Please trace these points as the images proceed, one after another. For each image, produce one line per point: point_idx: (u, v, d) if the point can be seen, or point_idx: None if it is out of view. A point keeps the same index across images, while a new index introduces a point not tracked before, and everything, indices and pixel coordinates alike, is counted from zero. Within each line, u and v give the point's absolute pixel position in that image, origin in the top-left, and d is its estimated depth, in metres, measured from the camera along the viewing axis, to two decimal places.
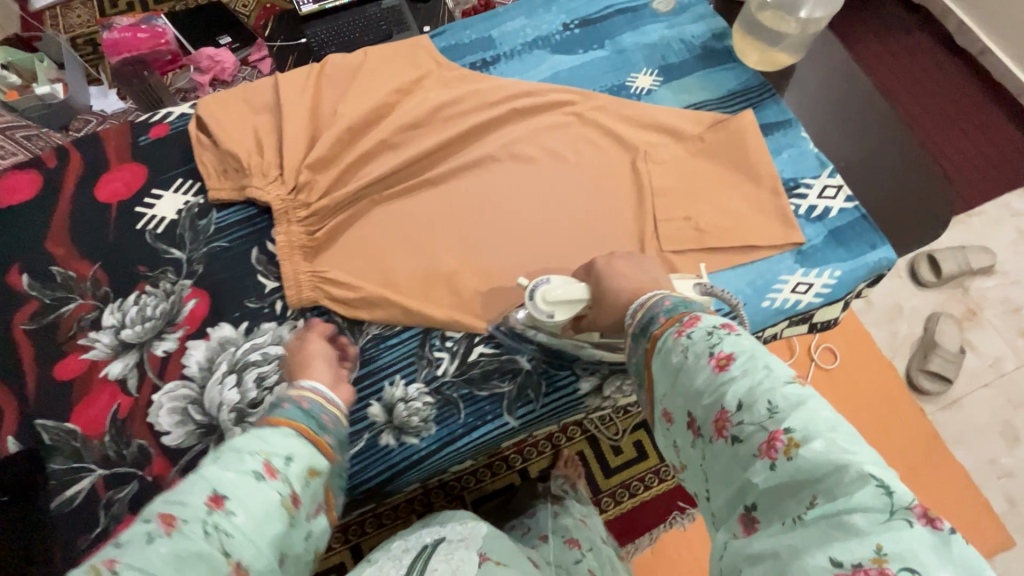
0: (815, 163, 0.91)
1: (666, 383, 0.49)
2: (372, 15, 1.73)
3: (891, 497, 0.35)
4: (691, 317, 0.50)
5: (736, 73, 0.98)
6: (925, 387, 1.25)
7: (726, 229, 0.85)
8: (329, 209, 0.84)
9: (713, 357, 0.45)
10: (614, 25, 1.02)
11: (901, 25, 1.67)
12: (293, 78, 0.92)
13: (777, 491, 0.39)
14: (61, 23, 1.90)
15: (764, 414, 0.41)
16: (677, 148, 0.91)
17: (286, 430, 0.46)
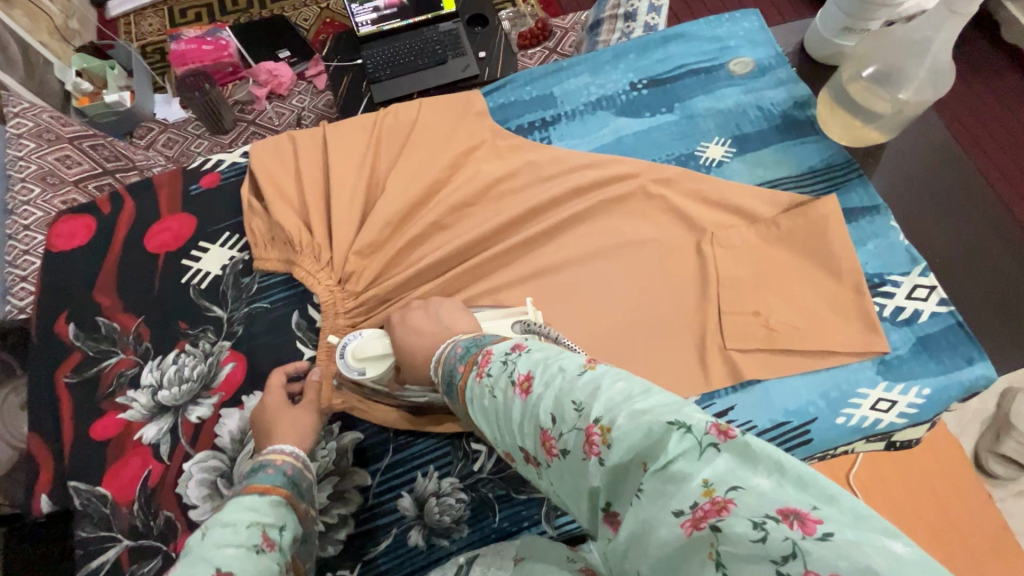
0: (906, 258, 0.81)
1: (495, 426, 0.47)
2: (429, 38, 1.68)
3: (692, 432, 0.33)
4: (484, 355, 0.50)
5: (819, 147, 0.89)
6: (995, 471, 1.21)
7: (801, 329, 0.77)
8: (377, 299, 0.80)
9: (516, 386, 0.45)
10: (686, 87, 0.95)
11: (995, 69, 1.52)
12: (350, 137, 0.90)
13: (615, 481, 0.36)
14: (134, 31, 1.97)
15: (573, 416, 0.39)
16: (747, 230, 0.83)
17: (272, 496, 0.52)
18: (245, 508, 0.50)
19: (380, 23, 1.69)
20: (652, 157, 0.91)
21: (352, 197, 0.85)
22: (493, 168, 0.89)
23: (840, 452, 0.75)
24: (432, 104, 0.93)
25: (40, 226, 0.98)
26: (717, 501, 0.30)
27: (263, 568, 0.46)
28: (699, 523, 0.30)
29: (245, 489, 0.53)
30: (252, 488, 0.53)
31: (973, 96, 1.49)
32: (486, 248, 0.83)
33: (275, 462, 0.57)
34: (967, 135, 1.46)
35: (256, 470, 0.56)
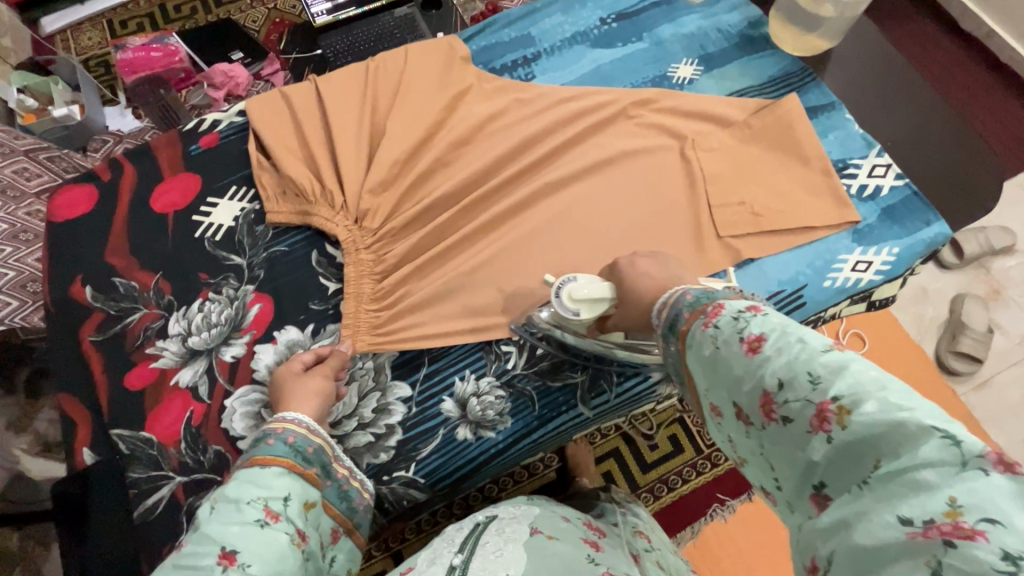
0: (862, 143, 0.92)
1: (707, 375, 0.45)
2: (386, 24, 1.74)
3: (959, 446, 0.31)
4: (715, 306, 0.45)
5: (774, 60, 0.99)
6: (955, 367, 1.36)
7: (782, 213, 0.85)
8: (395, 231, 0.83)
9: (744, 341, 0.41)
10: (651, 19, 1.03)
11: (904, 13, 1.70)
12: (344, 86, 0.93)
13: (838, 462, 0.35)
14: (74, 46, 1.93)
15: (807, 387, 0.37)
16: (723, 135, 0.92)
17: (276, 467, 0.55)
18: (245, 483, 0.52)
19: (336, 13, 1.76)
20: (630, 81, 0.97)
21: (357, 143, 0.88)
22: (484, 107, 0.94)
23: (829, 315, 0.84)
24: (417, 49, 0.97)
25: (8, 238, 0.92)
26: (964, 525, 0.29)
27: (267, 539, 0.48)
28: (931, 534, 0.30)
29: (249, 463, 0.55)
30: (252, 462, 0.55)
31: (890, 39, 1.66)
32: (487, 175, 0.88)
33: (277, 431, 0.59)
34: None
35: (259, 442, 0.58)
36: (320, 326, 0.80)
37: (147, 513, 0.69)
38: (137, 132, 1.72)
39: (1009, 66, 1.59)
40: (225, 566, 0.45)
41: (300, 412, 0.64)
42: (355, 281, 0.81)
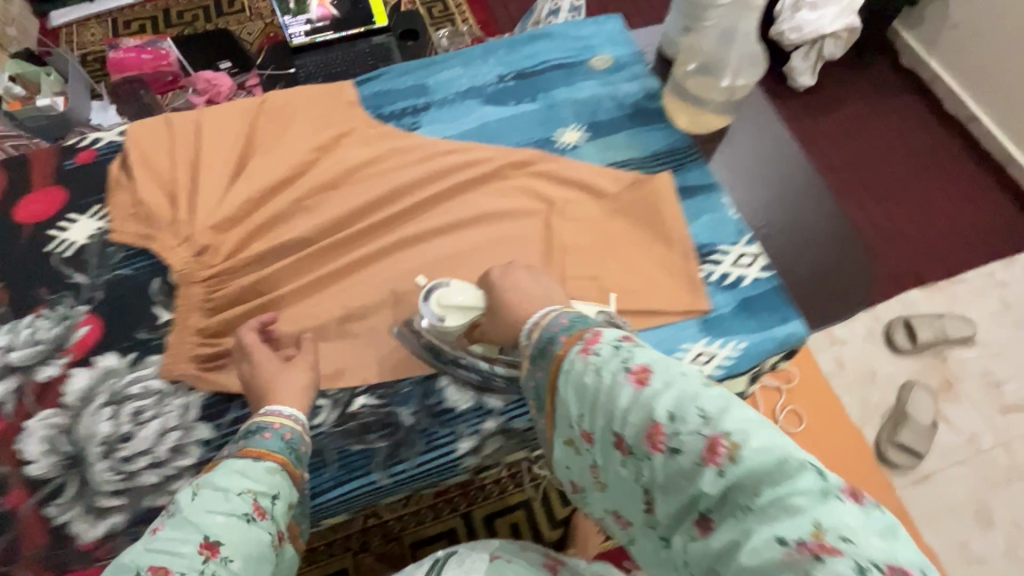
0: (734, 228, 0.90)
1: (580, 405, 0.50)
2: (362, 50, 2.02)
3: (825, 479, 0.38)
4: (591, 333, 0.53)
5: (664, 133, 0.98)
6: (895, 459, 1.29)
7: (632, 292, 0.83)
8: (233, 269, 0.82)
9: (629, 372, 0.48)
10: (549, 80, 1.03)
11: (895, 88, 1.79)
12: (227, 120, 0.95)
13: (725, 493, 0.40)
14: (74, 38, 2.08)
15: (697, 421, 0.43)
16: (592, 205, 0.90)
17: (269, 462, 0.59)
18: (238, 474, 0.56)
19: (313, 36, 2.00)
20: (512, 141, 0.97)
21: (219, 176, 0.89)
22: (361, 152, 0.94)
23: None
24: (307, 94, 0.99)
25: None
26: (826, 544, 0.35)
27: (251, 536, 0.52)
28: (803, 551, 0.35)
29: (239, 453, 0.59)
30: (247, 453, 0.59)
31: (876, 113, 1.75)
32: (347, 221, 0.88)
33: (273, 425, 0.63)
34: (849, 150, 1.69)
35: (252, 433, 0.62)
36: (141, 356, 0.79)
37: None
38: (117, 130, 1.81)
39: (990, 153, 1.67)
40: (207, 556, 0.49)
41: (284, 405, 0.67)
42: (182, 314, 0.80)
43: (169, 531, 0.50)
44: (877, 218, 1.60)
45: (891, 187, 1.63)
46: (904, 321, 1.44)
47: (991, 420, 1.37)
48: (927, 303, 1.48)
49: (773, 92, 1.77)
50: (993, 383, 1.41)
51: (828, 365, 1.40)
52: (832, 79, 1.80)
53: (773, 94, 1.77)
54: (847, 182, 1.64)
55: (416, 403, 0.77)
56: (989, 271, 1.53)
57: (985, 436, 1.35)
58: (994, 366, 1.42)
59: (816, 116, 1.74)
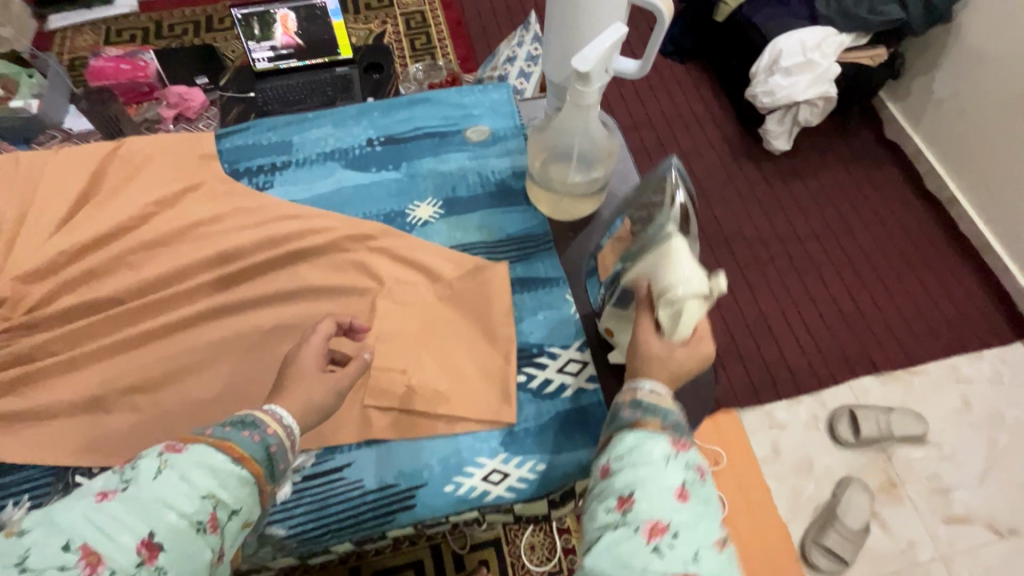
0: (570, 330, 0.83)
1: (626, 451, 0.53)
2: (323, 79, 2.06)
3: None
4: (686, 442, 0.54)
5: (522, 217, 0.93)
6: (818, 563, 1.15)
7: (440, 392, 0.77)
8: (31, 326, 0.80)
9: (683, 486, 0.50)
10: (417, 148, 0.99)
11: (871, 159, 1.69)
12: (75, 163, 0.93)
13: None
14: (69, 45, 2.33)
15: (689, 559, 0.46)
16: (425, 289, 0.86)
17: (243, 473, 0.55)
18: (207, 475, 0.52)
19: (277, 62, 2.03)
20: (362, 211, 0.93)
21: (46, 223, 0.86)
22: (203, 209, 0.91)
23: (451, 523, 0.74)
24: (165, 142, 0.97)
25: None
26: None
27: (190, 551, 0.49)
28: None
29: (219, 447, 0.55)
30: (228, 450, 0.55)
31: (849, 181, 1.66)
32: (165, 282, 0.84)
33: (266, 431, 0.58)
34: (822, 222, 1.59)
35: (241, 426, 0.58)
36: None
37: None
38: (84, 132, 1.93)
39: (968, 235, 1.56)
40: (141, 559, 0.47)
41: (284, 407, 0.63)
42: None
43: (117, 511, 0.48)
44: (840, 298, 1.48)
45: (856, 262, 1.53)
46: (849, 410, 1.31)
47: (936, 532, 1.21)
48: (879, 394, 1.35)
49: (748, 155, 1.70)
50: (941, 490, 1.25)
51: (763, 449, 1.28)
52: (810, 142, 1.72)
53: (750, 156, 1.70)
54: (814, 254, 1.54)
55: None
56: (952, 364, 1.40)
57: (925, 548, 1.19)
58: (943, 471, 1.27)
59: (792, 183, 1.65)
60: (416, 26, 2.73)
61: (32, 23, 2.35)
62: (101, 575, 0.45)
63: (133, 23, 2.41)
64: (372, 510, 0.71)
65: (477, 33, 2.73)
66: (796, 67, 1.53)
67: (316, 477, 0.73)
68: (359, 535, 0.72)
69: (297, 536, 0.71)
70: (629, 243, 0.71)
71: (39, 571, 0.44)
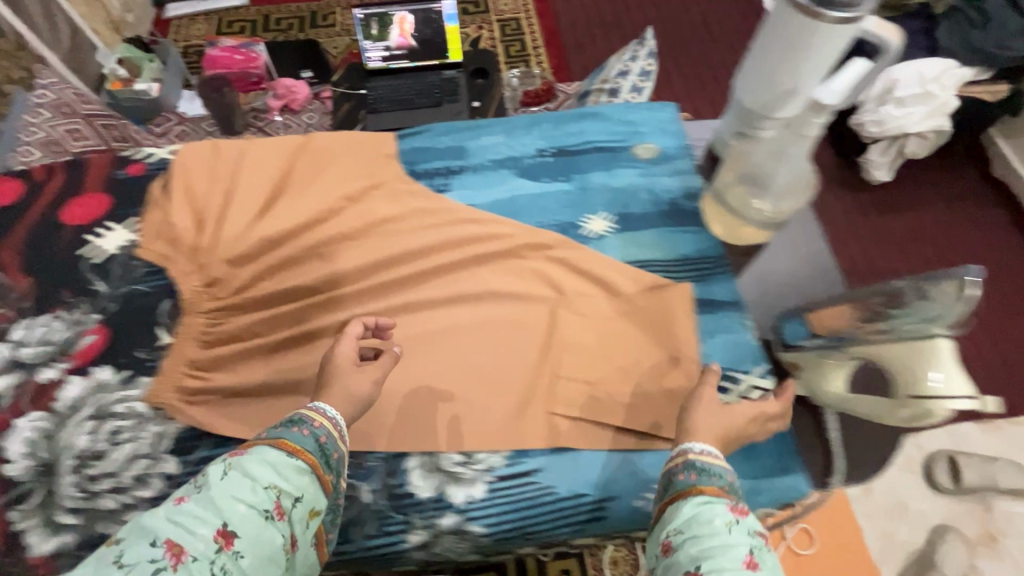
0: (749, 356, 0.83)
1: (683, 524, 0.55)
2: (431, 82, 2.04)
3: None
4: (742, 507, 0.56)
5: (695, 238, 0.93)
6: None
7: (624, 406, 0.78)
8: (238, 307, 0.84)
9: (751, 554, 0.51)
10: (587, 162, 1.00)
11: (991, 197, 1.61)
12: (269, 156, 0.99)
13: None
14: (183, 33, 2.45)
15: None
16: (603, 302, 0.87)
17: (302, 464, 0.57)
18: (268, 465, 0.55)
19: (388, 62, 2.04)
20: (537, 220, 0.95)
21: (247, 209, 0.92)
22: (386, 207, 0.94)
23: (633, 535, 0.77)
24: (349, 139, 1.01)
25: None
26: None
27: (264, 535, 0.51)
28: None
29: (274, 444, 0.57)
30: (282, 445, 0.57)
31: (958, 217, 1.58)
32: (353, 275, 0.88)
33: (314, 423, 0.61)
34: (926, 256, 1.53)
35: (291, 423, 0.60)
36: (133, 375, 0.81)
37: None
38: (197, 118, 2.08)
39: None
40: (220, 546, 0.49)
41: (330, 405, 0.65)
42: (180, 339, 0.82)
43: (194, 508, 0.50)
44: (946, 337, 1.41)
45: None
46: (948, 454, 1.20)
47: None
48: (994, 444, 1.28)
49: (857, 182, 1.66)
50: None
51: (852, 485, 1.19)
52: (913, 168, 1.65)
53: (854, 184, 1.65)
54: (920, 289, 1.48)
55: (378, 481, 0.74)
56: None
57: None
58: None
59: (891, 215, 1.58)
60: (511, 34, 2.75)
61: (151, 11, 2.47)
62: (186, 563, 0.47)
63: (242, 16, 2.51)
64: (566, 517, 0.73)
65: (570, 44, 2.74)
66: (913, 98, 1.41)
67: (509, 479, 0.74)
68: (550, 539, 0.73)
69: (493, 536, 0.72)
70: (875, 313, 0.69)
71: (132, 568, 0.45)
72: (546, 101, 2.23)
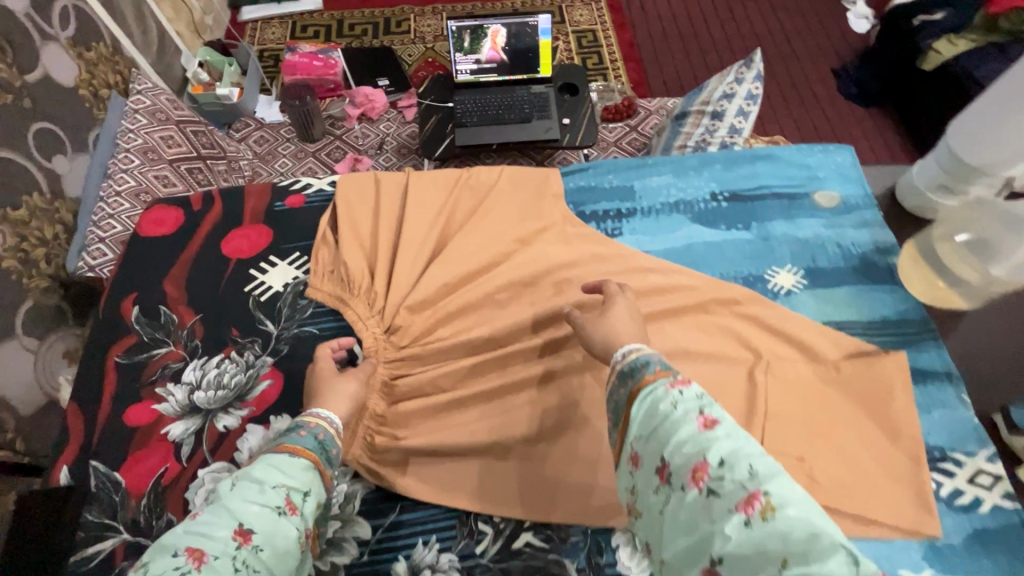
0: (972, 438, 0.76)
1: (641, 427, 0.50)
2: (519, 97, 1.89)
3: (857, 566, 0.36)
4: (683, 377, 0.52)
5: (895, 298, 0.86)
6: None
7: (848, 489, 0.71)
8: (419, 357, 0.80)
9: (700, 415, 0.47)
10: (766, 209, 0.94)
11: None
12: (433, 191, 0.94)
13: (747, 553, 0.39)
14: (258, 36, 2.37)
15: (744, 475, 0.42)
16: (803, 367, 0.80)
17: (302, 459, 0.57)
18: (273, 467, 0.55)
19: (478, 75, 1.89)
20: (720, 271, 0.89)
21: (420, 251, 0.88)
22: (559, 251, 0.89)
23: None
24: (512, 176, 0.97)
25: (118, 239, 1.13)
26: None
27: (279, 531, 0.51)
28: None
29: (276, 448, 0.58)
30: (282, 448, 0.57)
31: None
32: (533, 327, 0.82)
33: (310, 425, 0.62)
34: None
35: (292, 429, 0.61)
36: None
37: (80, 563, 0.68)
38: (275, 124, 2.03)
39: None
40: (239, 544, 0.48)
41: (332, 413, 0.67)
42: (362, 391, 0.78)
43: (207, 517, 0.50)
44: None
45: None
46: None
47: None
48: None
49: None
50: None
51: None
52: None
53: None
54: None
55: (584, 557, 0.69)
56: None
57: None
58: None
59: None
60: (587, 44, 2.35)
61: (226, 13, 2.40)
62: (208, 563, 0.46)
63: (318, 20, 2.41)
64: None
65: (642, 38, 2.39)
66: None
67: None
68: None
69: None
70: None
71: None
72: (627, 118, 2.07)
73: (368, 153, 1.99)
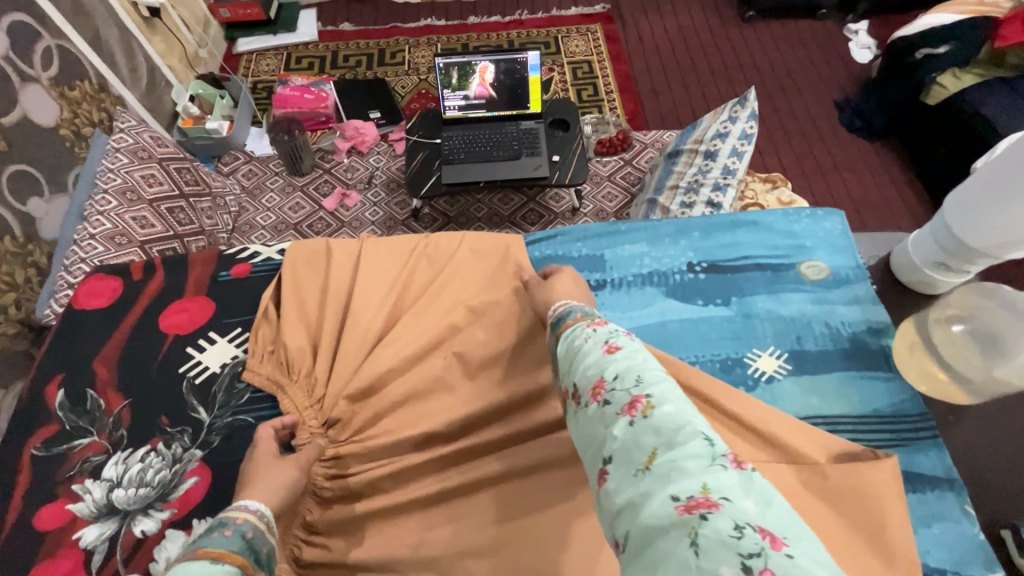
0: (979, 557, 0.66)
1: (564, 363, 0.54)
2: (509, 133, 1.84)
3: (713, 447, 0.39)
4: (599, 320, 0.56)
5: (889, 388, 0.77)
6: None
7: None
8: (358, 456, 0.73)
9: (605, 344, 0.51)
10: (747, 282, 0.87)
11: None
12: (388, 261, 0.88)
13: (631, 442, 0.41)
14: (251, 68, 2.34)
15: (631, 384, 0.45)
16: (783, 468, 0.69)
17: (225, 564, 0.47)
18: None
19: (466, 111, 1.84)
20: (695, 353, 0.81)
21: (367, 329, 0.81)
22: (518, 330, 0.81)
23: None
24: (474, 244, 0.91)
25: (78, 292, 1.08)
26: (710, 499, 0.35)
27: None
28: (691, 509, 0.35)
29: (194, 555, 0.47)
30: (202, 553, 0.47)
31: None
32: (485, 417, 0.75)
33: (235, 521, 0.53)
34: None
35: (212, 529, 0.51)
36: None
37: None
38: (264, 157, 1.99)
39: None
40: None
41: (260, 502, 0.58)
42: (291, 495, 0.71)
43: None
44: None
45: None
46: None
47: None
48: None
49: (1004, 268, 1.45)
50: None
51: None
52: None
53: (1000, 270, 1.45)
54: None
55: None
56: None
57: None
58: None
59: None
60: (583, 73, 2.31)
61: (223, 45, 2.39)
62: None
63: (312, 52, 2.39)
64: None
65: (642, 68, 2.34)
66: None
67: None
68: None
69: None
70: None
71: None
72: (621, 151, 2.01)
73: (357, 188, 1.94)
